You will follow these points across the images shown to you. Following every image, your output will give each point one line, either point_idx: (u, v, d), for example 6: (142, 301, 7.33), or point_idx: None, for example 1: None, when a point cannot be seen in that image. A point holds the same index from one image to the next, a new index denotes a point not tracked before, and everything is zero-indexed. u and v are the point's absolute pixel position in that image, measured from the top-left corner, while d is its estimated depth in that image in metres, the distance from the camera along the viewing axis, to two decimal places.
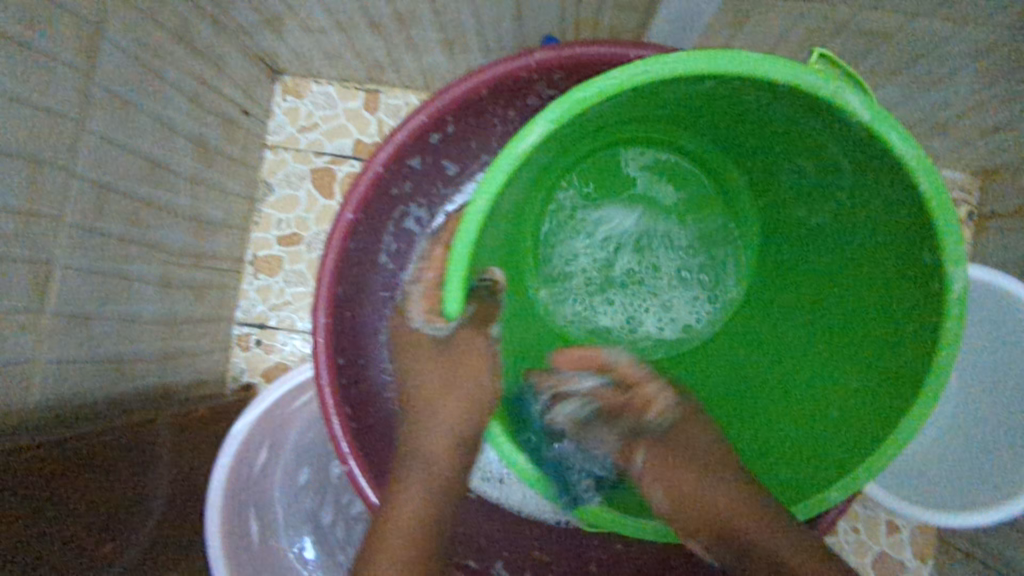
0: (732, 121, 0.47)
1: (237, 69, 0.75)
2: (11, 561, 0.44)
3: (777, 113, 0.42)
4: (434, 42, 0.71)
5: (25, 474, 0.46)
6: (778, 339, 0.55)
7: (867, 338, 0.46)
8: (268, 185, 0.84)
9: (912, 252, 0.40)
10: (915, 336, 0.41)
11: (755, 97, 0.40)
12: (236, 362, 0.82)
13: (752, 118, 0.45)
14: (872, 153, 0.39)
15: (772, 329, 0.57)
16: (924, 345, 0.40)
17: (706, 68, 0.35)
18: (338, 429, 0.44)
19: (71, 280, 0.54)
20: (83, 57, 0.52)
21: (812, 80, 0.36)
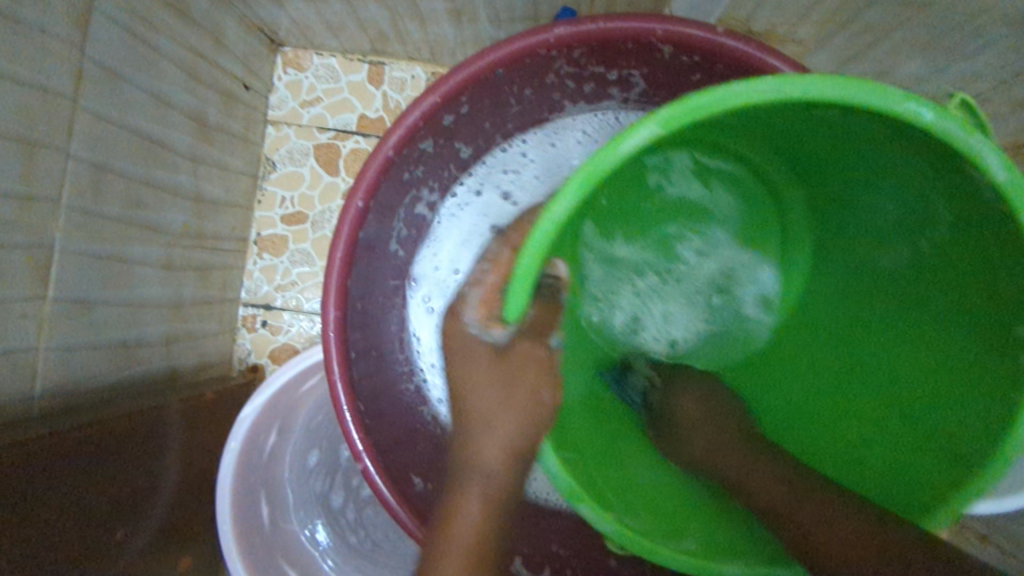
0: (802, 141, 0.44)
1: (236, 41, 0.72)
2: (25, 551, 0.44)
3: (853, 134, 0.39)
4: (442, 12, 0.68)
5: (31, 470, 0.45)
6: (818, 374, 0.53)
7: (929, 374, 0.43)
8: (271, 162, 0.81)
9: (999, 304, 0.38)
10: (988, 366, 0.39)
11: (829, 117, 0.37)
12: (242, 343, 0.81)
13: (824, 137, 0.42)
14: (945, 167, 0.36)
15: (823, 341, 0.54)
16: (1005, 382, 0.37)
17: (789, 91, 0.33)
18: (352, 425, 0.42)
19: (73, 264, 0.53)
20: (75, 31, 0.49)
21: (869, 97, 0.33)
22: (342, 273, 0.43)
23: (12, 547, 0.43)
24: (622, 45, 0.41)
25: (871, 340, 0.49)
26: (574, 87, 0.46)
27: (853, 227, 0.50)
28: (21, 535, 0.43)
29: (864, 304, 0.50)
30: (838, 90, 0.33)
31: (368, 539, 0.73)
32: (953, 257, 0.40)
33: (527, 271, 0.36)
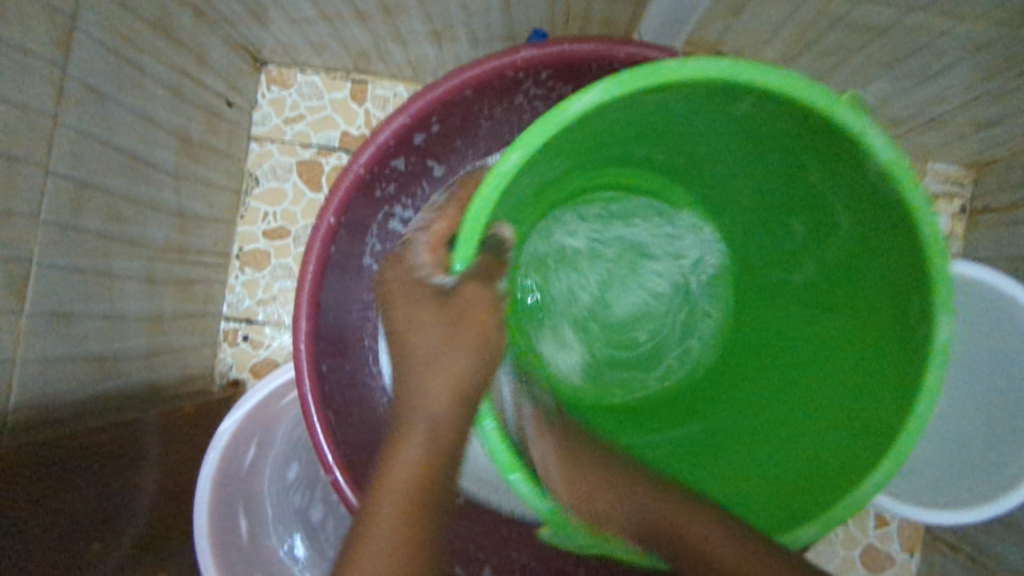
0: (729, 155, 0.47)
1: (220, 59, 0.73)
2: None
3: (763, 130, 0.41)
4: (422, 33, 0.69)
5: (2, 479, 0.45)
6: (756, 378, 0.54)
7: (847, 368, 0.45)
8: (254, 177, 0.82)
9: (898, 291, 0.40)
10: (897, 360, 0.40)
11: (742, 112, 0.40)
12: (223, 358, 0.81)
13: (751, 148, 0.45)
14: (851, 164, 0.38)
15: (755, 343, 0.56)
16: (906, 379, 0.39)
17: (698, 74, 0.35)
18: (321, 439, 0.43)
19: (52, 279, 0.53)
20: (56, 51, 0.50)
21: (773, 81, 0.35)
22: (313, 290, 0.44)
23: None
24: (587, 67, 0.42)
25: (789, 359, 0.51)
26: (543, 109, 0.47)
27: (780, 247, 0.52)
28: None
29: (781, 325, 0.53)
30: (743, 72, 0.35)
31: None
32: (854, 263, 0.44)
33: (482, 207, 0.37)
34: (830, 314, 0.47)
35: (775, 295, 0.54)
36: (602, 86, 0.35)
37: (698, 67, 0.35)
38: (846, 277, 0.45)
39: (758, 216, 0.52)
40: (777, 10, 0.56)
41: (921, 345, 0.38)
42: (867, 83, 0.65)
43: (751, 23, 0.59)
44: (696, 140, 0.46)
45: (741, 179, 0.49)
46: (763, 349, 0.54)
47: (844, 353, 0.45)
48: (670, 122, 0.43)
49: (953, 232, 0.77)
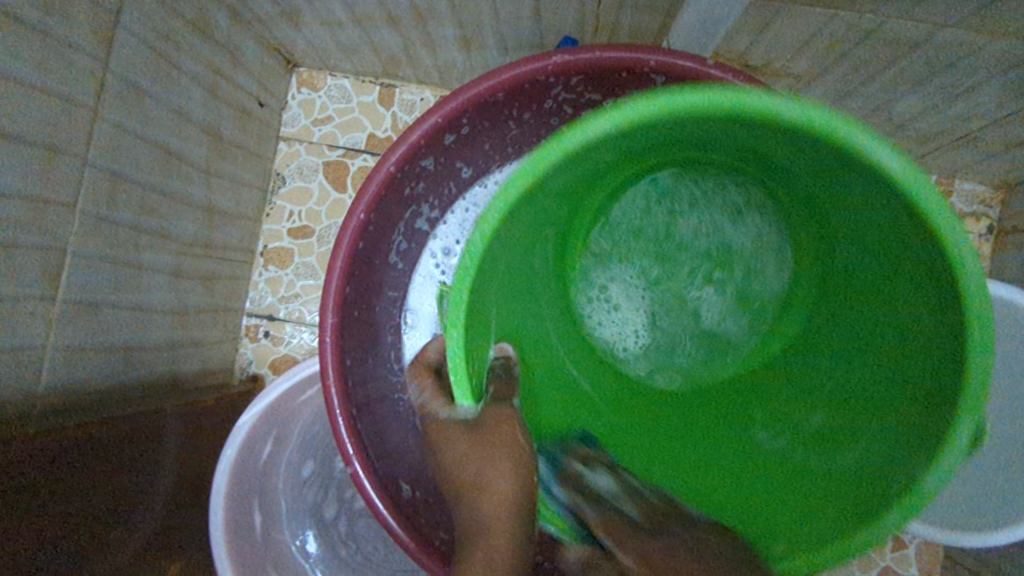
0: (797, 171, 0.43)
1: (253, 60, 0.74)
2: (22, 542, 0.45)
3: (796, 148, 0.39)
4: (451, 38, 0.70)
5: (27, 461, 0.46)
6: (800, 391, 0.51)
7: (903, 410, 0.41)
8: (281, 177, 0.83)
9: (934, 325, 0.38)
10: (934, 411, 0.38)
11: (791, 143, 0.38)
12: (244, 353, 0.82)
13: (817, 172, 0.41)
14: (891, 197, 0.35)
15: (801, 368, 0.52)
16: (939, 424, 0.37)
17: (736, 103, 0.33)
18: (343, 430, 0.44)
19: (84, 267, 0.55)
20: (99, 45, 0.52)
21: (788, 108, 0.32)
22: (341, 282, 0.44)
23: (9, 536, 0.43)
24: (618, 75, 0.43)
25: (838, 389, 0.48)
26: (572, 114, 0.48)
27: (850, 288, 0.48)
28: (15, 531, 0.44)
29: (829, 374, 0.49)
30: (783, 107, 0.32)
31: (359, 551, 0.73)
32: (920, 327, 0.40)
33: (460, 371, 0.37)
34: (886, 360, 0.44)
35: (833, 319, 0.50)
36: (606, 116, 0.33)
37: (749, 99, 0.33)
38: (902, 335, 0.42)
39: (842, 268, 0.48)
40: (806, 24, 0.56)
41: (946, 431, 0.37)
42: (895, 99, 0.64)
43: (781, 36, 0.59)
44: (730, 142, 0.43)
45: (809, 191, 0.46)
46: (804, 376, 0.51)
47: (882, 410, 0.43)
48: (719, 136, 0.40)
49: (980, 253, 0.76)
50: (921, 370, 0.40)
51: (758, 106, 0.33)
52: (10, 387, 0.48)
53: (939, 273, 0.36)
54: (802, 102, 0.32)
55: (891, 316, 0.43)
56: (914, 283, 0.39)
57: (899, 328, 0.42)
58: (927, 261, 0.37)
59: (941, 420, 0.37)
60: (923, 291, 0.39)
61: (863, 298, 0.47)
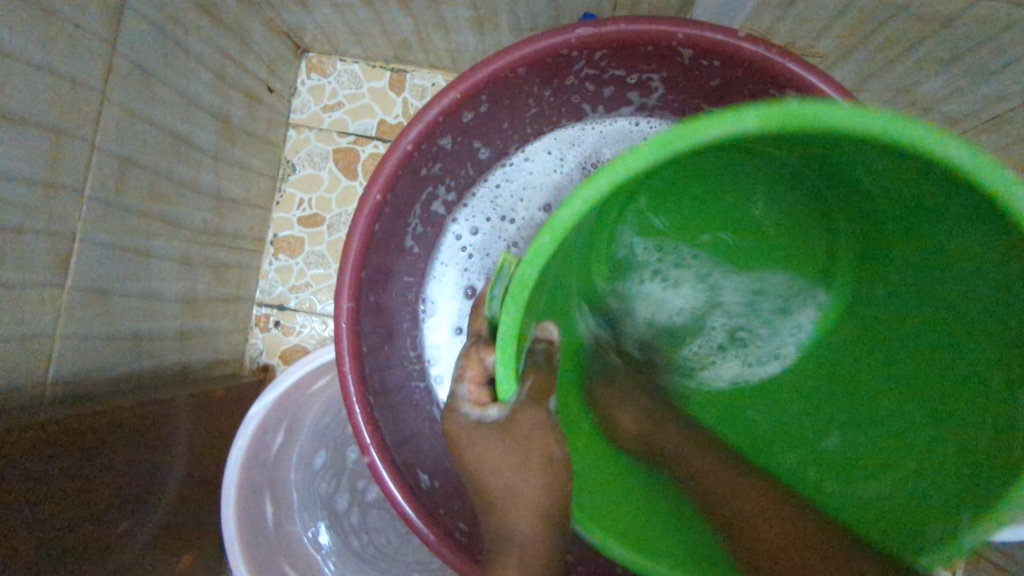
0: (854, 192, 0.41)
1: (262, 44, 0.73)
2: (28, 533, 0.44)
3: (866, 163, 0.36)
4: (464, 21, 0.68)
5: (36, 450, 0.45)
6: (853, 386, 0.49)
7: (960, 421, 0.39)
8: (291, 164, 0.82)
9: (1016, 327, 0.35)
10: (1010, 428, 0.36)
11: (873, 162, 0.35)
12: (254, 343, 0.81)
13: (883, 193, 0.39)
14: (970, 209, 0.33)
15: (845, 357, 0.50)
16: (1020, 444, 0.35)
17: (834, 123, 0.31)
18: (360, 419, 0.43)
19: (93, 253, 0.54)
20: (107, 26, 0.50)
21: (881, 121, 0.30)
22: (357, 266, 0.43)
23: (13, 527, 0.43)
24: (644, 48, 0.41)
25: (865, 423, 0.47)
26: (594, 90, 0.46)
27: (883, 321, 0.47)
28: (20, 519, 0.43)
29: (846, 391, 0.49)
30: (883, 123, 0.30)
31: (372, 544, 0.72)
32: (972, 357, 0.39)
33: (505, 379, 0.36)
34: (924, 389, 0.42)
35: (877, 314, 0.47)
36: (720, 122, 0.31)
37: (842, 114, 0.30)
38: (943, 371, 0.41)
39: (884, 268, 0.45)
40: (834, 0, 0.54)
41: (992, 490, 0.35)
42: (923, 80, 0.62)
43: (807, 13, 0.57)
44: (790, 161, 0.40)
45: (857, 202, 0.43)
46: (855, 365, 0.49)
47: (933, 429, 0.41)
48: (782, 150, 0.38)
49: None
50: (979, 402, 0.38)
51: (850, 122, 0.31)
52: (18, 376, 0.47)
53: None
54: (893, 115, 0.30)
55: (936, 351, 0.41)
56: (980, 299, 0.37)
57: (947, 366, 0.41)
58: (989, 287, 0.36)
59: (1001, 464, 0.35)
60: (993, 331, 0.37)
61: (897, 328, 0.45)
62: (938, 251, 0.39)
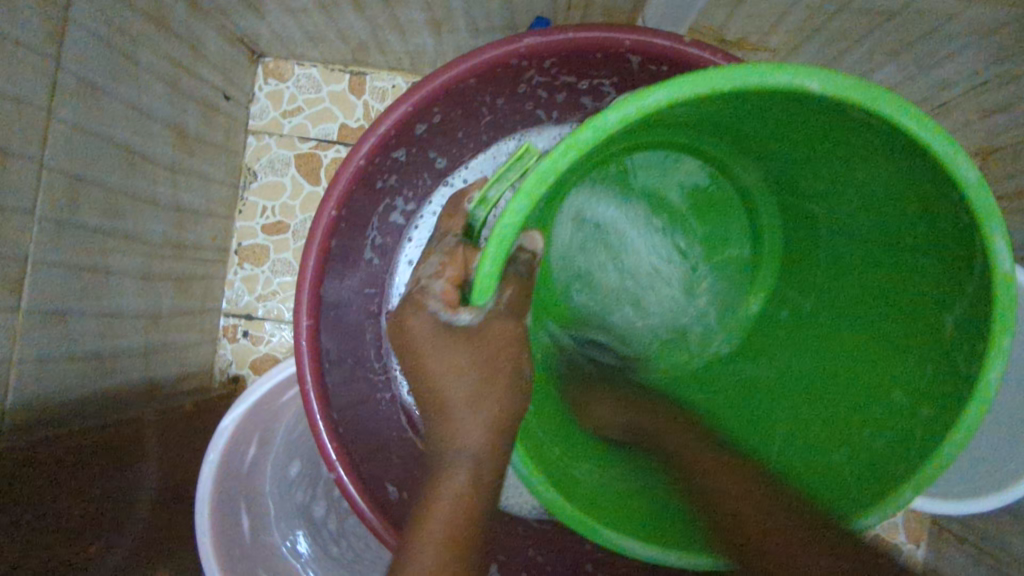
0: (818, 159, 0.47)
1: (216, 51, 0.72)
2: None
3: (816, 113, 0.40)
4: (420, 22, 0.68)
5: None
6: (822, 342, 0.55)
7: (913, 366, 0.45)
8: (252, 172, 0.81)
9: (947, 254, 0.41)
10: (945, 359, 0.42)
11: (843, 127, 0.41)
12: (223, 354, 0.81)
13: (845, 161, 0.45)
14: (897, 144, 0.38)
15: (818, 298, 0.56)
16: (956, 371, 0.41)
17: (842, 93, 0.36)
18: (324, 436, 0.43)
19: (49, 275, 0.53)
20: (50, 43, 0.49)
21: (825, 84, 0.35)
22: (315, 280, 0.43)
23: None
24: (593, 55, 0.41)
25: (832, 373, 0.53)
26: (547, 97, 0.47)
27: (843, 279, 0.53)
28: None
29: (812, 352, 0.55)
30: (854, 91, 0.36)
31: (350, 549, 0.72)
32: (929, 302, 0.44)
33: (488, 277, 0.37)
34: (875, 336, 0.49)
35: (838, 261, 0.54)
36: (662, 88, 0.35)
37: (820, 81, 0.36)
38: (902, 308, 0.46)
39: (852, 214, 0.50)
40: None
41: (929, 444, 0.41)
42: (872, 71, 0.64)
43: (756, 10, 0.59)
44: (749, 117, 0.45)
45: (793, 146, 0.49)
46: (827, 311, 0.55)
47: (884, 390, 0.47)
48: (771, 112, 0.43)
49: None
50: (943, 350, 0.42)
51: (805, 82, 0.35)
52: None
53: (962, 231, 0.39)
54: (857, 82, 0.35)
55: (898, 310, 0.47)
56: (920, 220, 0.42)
57: (900, 312, 0.47)
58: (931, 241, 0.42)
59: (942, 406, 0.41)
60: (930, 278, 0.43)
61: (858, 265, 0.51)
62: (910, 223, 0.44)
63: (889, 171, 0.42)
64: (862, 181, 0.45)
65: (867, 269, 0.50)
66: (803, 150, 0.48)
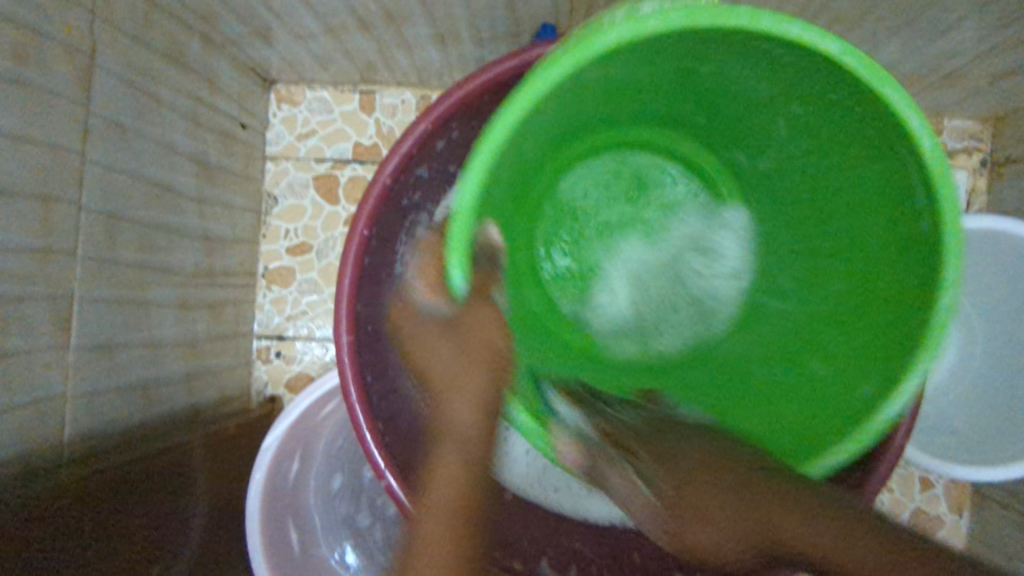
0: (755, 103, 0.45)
1: (230, 82, 0.74)
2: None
3: (707, 53, 0.39)
4: (426, 38, 0.70)
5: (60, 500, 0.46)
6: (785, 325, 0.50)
7: (873, 334, 0.42)
8: (273, 196, 0.83)
9: (896, 183, 0.39)
10: (896, 302, 0.40)
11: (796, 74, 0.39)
12: (258, 375, 0.83)
13: (819, 121, 0.42)
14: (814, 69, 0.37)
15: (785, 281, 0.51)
16: (910, 323, 0.39)
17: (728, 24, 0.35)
18: (372, 444, 0.45)
19: (93, 311, 0.55)
20: (81, 90, 0.51)
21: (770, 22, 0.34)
22: (352, 299, 0.45)
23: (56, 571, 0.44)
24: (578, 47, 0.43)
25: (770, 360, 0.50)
26: None
27: (797, 245, 0.50)
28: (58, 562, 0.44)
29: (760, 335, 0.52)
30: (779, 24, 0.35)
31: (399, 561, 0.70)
32: (891, 301, 0.41)
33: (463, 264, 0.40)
34: (841, 298, 0.45)
35: (794, 223, 0.50)
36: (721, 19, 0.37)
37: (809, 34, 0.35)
38: (881, 284, 0.42)
39: (806, 171, 0.47)
40: None
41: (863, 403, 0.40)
42: (878, 45, 0.65)
43: None
44: (663, 70, 0.42)
45: (718, 100, 0.47)
46: (796, 313, 0.49)
47: (852, 338, 0.44)
48: (739, 86, 0.43)
49: (975, 187, 0.77)
50: (899, 293, 0.40)
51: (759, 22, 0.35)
52: (34, 440, 0.49)
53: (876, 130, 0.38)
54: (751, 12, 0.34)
55: (869, 274, 0.43)
56: (869, 151, 0.40)
57: (872, 286, 0.43)
58: (891, 173, 0.39)
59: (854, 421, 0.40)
60: (883, 229, 0.41)
61: (808, 238, 0.49)
62: (866, 197, 0.42)
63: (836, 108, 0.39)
64: (820, 137, 0.43)
65: (824, 237, 0.47)
66: (757, 122, 0.47)
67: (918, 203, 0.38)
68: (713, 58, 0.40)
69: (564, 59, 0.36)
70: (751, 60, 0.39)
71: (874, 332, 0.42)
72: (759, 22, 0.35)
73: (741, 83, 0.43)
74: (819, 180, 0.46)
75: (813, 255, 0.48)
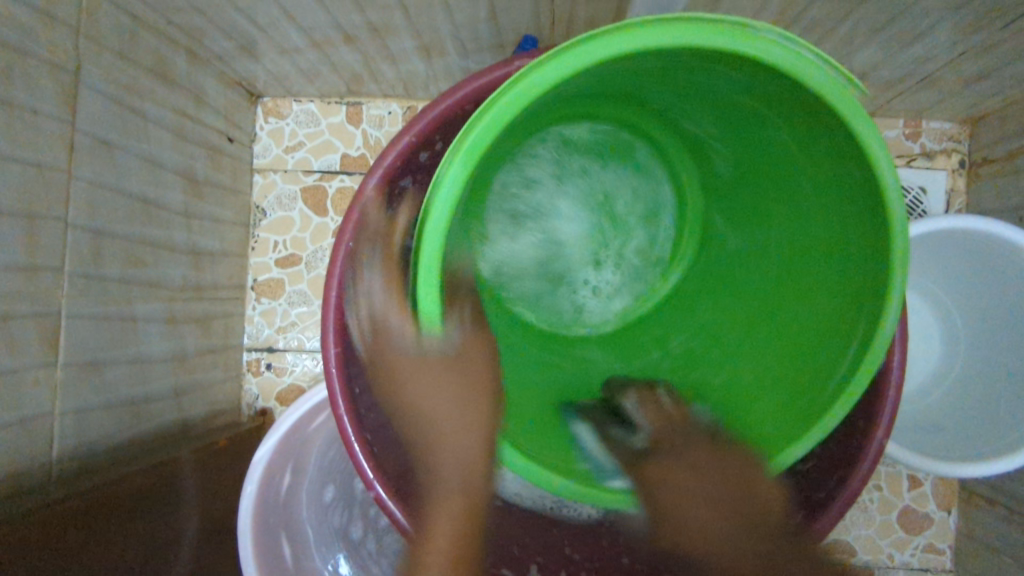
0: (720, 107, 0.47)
1: (216, 97, 0.74)
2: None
3: (678, 70, 0.41)
4: (411, 50, 0.70)
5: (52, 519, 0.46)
6: (737, 294, 0.57)
7: (812, 313, 0.47)
8: (261, 209, 0.83)
9: (842, 188, 0.42)
10: (842, 290, 0.44)
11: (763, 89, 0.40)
12: (249, 388, 0.83)
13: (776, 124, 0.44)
14: (779, 84, 0.38)
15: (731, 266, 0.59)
16: (856, 317, 0.43)
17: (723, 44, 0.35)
18: (360, 454, 0.46)
19: (80, 328, 0.55)
20: (65, 108, 0.52)
21: (725, 41, 0.35)
22: (339, 310, 0.46)
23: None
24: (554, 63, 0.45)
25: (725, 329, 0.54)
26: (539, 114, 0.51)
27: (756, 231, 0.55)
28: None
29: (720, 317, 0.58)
30: (740, 41, 0.35)
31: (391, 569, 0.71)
32: (840, 297, 0.45)
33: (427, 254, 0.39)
34: (789, 277, 0.50)
35: (739, 208, 0.57)
36: (678, 29, 0.35)
37: (794, 62, 0.35)
38: (821, 270, 0.47)
39: (755, 163, 0.51)
40: None
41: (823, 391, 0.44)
42: (854, 51, 0.66)
43: (737, 6, 0.61)
44: (639, 79, 0.45)
45: (691, 102, 0.49)
46: (757, 293, 0.54)
47: (798, 320, 0.49)
48: (716, 92, 0.44)
49: (954, 188, 0.79)
50: (846, 284, 0.44)
51: (725, 41, 0.35)
52: (21, 458, 0.48)
53: (839, 149, 0.40)
54: (730, 30, 0.35)
55: (812, 257, 0.48)
56: (824, 154, 0.42)
57: (813, 282, 0.47)
58: (836, 178, 0.42)
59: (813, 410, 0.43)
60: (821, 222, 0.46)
61: (763, 220, 0.53)
62: (817, 191, 0.45)
63: (798, 118, 0.41)
64: (773, 134, 0.45)
65: (768, 222, 0.53)
66: (737, 124, 0.48)
67: (863, 209, 0.41)
68: (687, 73, 0.42)
69: (586, 46, 0.35)
70: (730, 76, 0.40)
71: (827, 316, 0.46)
72: (729, 41, 0.35)
73: (738, 104, 0.44)
74: (778, 176, 0.49)
75: (763, 235, 0.54)
